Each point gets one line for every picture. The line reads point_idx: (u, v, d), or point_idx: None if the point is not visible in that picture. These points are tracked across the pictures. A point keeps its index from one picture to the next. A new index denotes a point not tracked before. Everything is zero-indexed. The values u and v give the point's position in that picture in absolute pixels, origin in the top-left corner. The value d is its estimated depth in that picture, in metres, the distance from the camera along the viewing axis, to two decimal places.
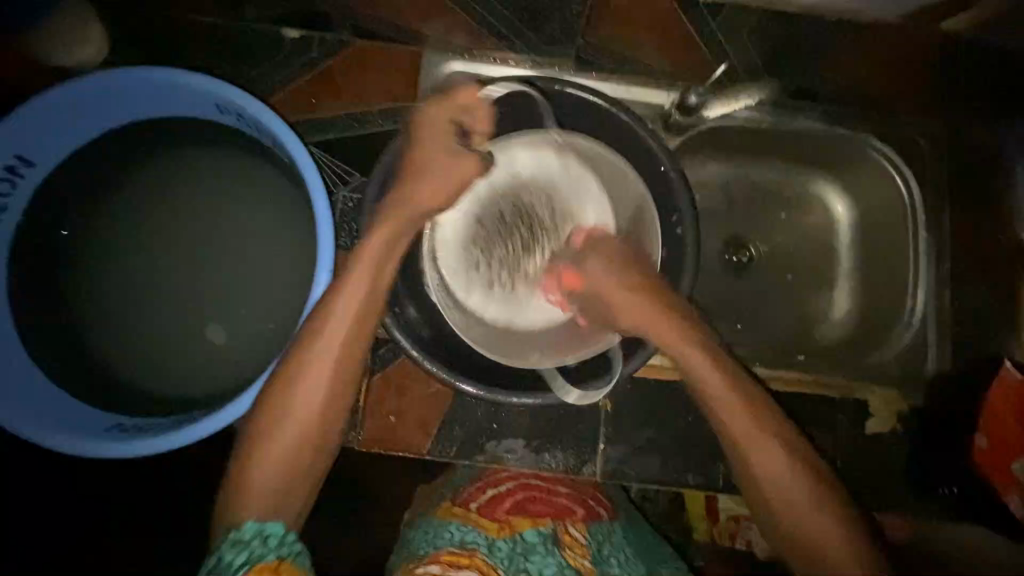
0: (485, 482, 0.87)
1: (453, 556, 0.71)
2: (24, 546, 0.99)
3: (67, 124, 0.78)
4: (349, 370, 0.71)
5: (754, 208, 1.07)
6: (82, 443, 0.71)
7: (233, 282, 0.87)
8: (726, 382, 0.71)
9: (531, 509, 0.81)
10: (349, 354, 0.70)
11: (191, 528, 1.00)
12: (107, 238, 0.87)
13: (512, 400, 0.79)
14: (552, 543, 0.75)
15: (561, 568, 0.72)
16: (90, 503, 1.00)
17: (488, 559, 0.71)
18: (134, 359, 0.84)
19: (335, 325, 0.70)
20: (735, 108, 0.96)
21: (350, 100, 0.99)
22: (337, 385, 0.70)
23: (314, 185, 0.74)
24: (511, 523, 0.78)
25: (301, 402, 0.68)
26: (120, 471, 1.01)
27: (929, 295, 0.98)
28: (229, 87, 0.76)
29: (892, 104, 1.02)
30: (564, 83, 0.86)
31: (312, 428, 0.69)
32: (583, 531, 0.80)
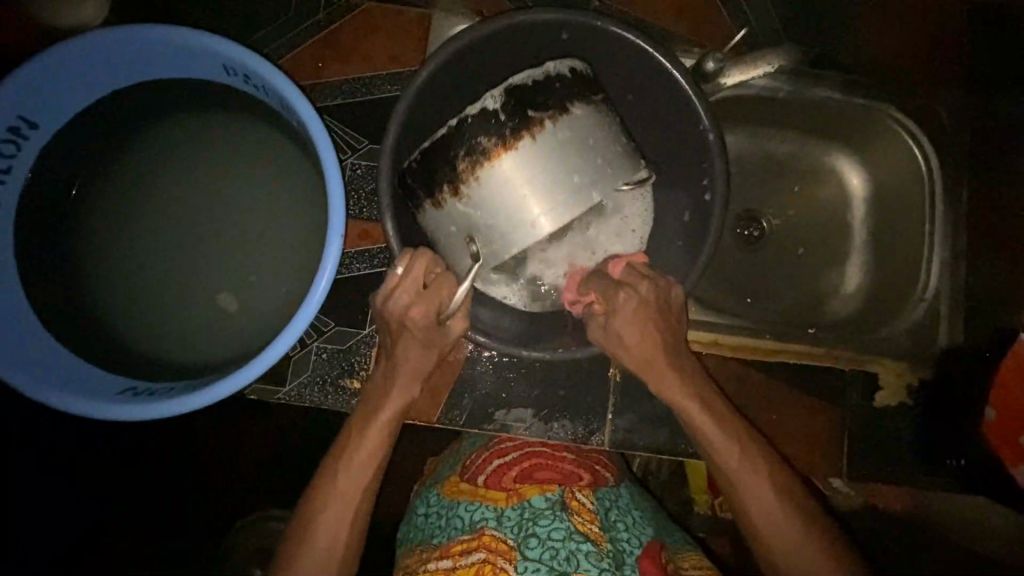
0: (490, 451, 0.87)
1: (463, 543, 0.74)
2: (24, 546, 1.02)
3: (70, 84, 0.76)
4: (373, 470, 0.77)
5: (768, 181, 1.06)
6: (97, 406, 0.72)
7: (242, 248, 0.86)
8: (718, 425, 0.77)
9: (538, 476, 0.83)
10: (372, 456, 0.77)
11: (190, 528, 1.05)
12: (115, 203, 0.86)
13: (522, 352, 0.82)
14: (560, 508, 0.77)
15: (570, 534, 0.74)
16: (90, 504, 1.03)
17: (498, 532, 0.75)
18: (146, 325, 0.84)
19: (363, 438, 0.77)
20: (753, 75, 0.94)
21: (359, 63, 0.97)
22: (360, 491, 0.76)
23: (326, 150, 0.72)
24: (519, 491, 0.80)
25: (331, 512, 0.75)
26: (120, 471, 1.03)
27: (943, 269, 0.96)
28: (235, 46, 0.74)
29: (914, 75, 0.99)
30: (608, 21, 0.79)
31: (344, 527, 0.75)
32: (590, 496, 0.81)
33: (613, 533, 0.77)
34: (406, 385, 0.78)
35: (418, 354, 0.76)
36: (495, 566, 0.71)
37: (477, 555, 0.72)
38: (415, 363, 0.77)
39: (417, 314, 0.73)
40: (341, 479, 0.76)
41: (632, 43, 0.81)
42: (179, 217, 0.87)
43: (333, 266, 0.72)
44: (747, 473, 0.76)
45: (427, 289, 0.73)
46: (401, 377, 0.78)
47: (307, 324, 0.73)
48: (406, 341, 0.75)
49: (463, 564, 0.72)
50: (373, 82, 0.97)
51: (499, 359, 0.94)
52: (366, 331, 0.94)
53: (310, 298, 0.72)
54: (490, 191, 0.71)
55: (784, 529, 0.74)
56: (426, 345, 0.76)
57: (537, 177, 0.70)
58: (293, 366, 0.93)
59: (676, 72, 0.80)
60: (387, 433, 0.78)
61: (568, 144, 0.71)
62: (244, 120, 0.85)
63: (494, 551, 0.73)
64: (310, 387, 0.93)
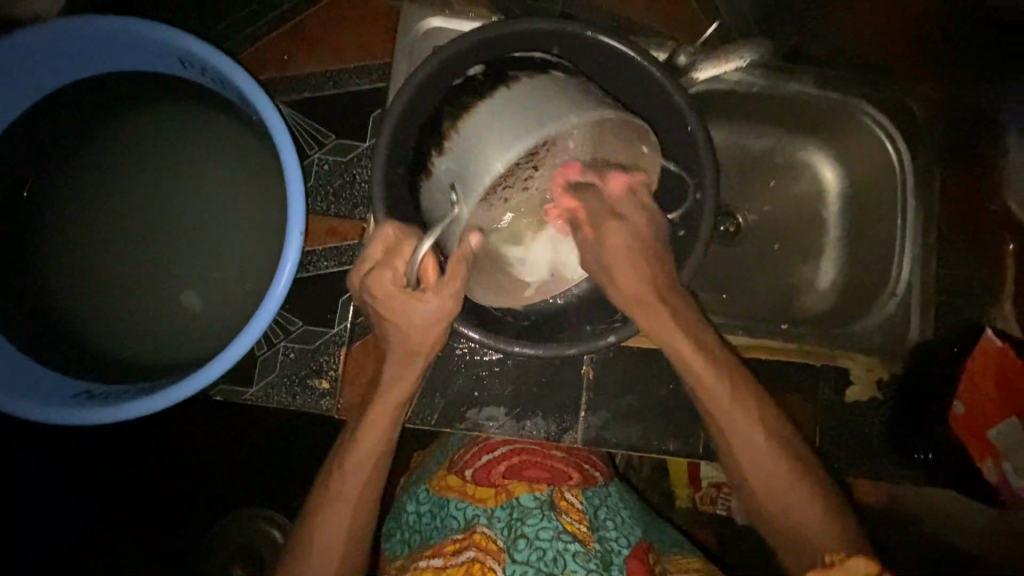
0: (479, 448, 0.87)
1: (454, 542, 0.73)
2: (24, 546, 1.00)
3: (20, 77, 0.74)
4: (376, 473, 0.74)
5: (745, 177, 1.06)
6: (46, 412, 0.70)
7: (209, 244, 0.84)
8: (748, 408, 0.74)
9: (527, 475, 0.82)
10: (376, 460, 0.74)
11: (190, 527, 1.02)
12: (78, 201, 0.83)
13: (513, 348, 0.78)
14: (549, 509, 0.75)
15: (558, 534, 0.72)
16: (90, 503, 1.00)
17: (489, 531, 0.73)
18: (111, 326, 0.82)
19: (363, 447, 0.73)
20: (726, 69, 0.92)
21: (327, 56, 0.95)
22: (360, 499, 0.73)
23: (285, 145, 0.71)
24: (507, 488, 0.79)
25: (329, 523, 0.72)
26: (121, 471, 1.00)
27: (916, 262, 0.96)
28: (189, 38, 0.72)
29: (892, 69, 0.98)
30: (596, 30, 0.81)
31: (342, 536, 0.72)
32: (579, 496, 0.80)
33: (602, 532, 0.76)
34: (403, 364, 0.72)
35: (402, 333, 0.69)
36: (484, 565, 0.70)
37: (466, 554, 0.71)
38: (414, 343, 0.70)
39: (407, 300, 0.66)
40: (349, 472, 0.73)
41: (615, 50, 0.82)
42: (143, 212, 0.84)
43: (293, 264, 0.71)
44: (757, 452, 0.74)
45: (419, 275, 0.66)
46: (395, 360, 0.72)
47: (267, 323, 0.71)
48: (397, 319, 0.68)
49: (455, 563, 0.71)
50: (342, 76, 0.94)
51: (472, 356, 0.93)
52: (334, 331, 0.92)
53: (270, 296, 0.70)
54: (464, 135, 0.70)
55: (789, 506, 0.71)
56: (418, 324, 0.68)
57: (505, 116, 0.68)
58: (261, 367, 0.91)
59: (660, 75, 0.81)
60: (391, 421, 0.74)
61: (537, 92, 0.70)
62: (210, 114, 0.83)
63: (484, 550, 0.71)
64: (278, 388, 0.91)
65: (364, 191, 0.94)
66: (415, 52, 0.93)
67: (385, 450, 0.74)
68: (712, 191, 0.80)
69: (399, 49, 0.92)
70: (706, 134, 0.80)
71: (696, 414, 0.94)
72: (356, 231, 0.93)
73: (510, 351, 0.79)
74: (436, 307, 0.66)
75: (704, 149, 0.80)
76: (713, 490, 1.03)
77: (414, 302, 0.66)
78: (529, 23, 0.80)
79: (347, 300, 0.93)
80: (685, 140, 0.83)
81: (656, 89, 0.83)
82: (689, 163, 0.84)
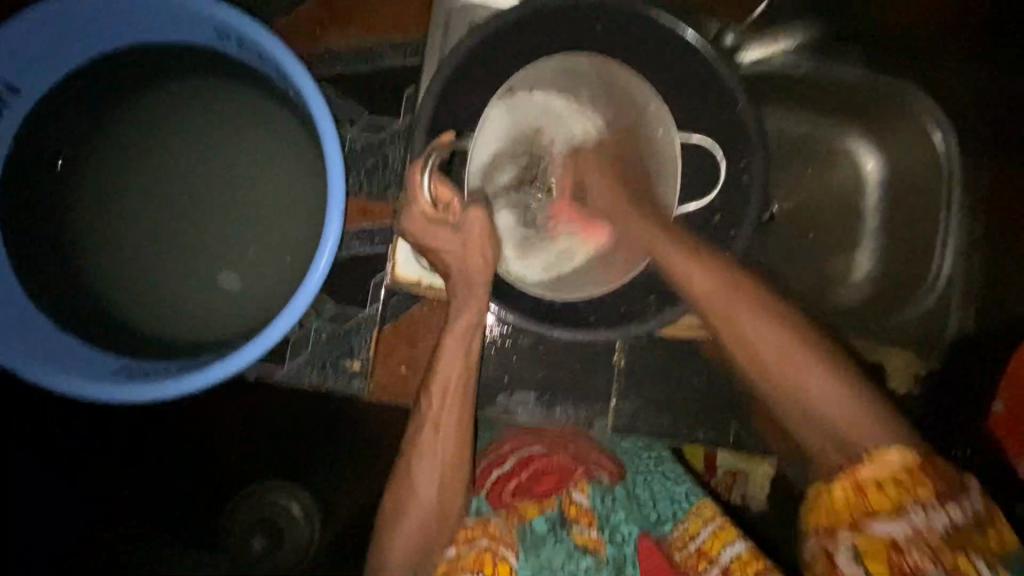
0: (487, 458, 0.82)
1: (465, 531, 0.75)
2: (25, 546, 0.97)
3: (55, 47, 0.72)
4: (463, 426, 0.73)
5: (787, 161, 1.02)
6: (91, 388, 0.70)
7: (242, 221, 0.83)
8: (776, 318, 0.69)
9: (536, 484, 0.78)
10: (463, 414, 0.73)
11: (190, 527, 0.99)
12: (108, 176, 0.82)
13: (553, 333, 0.78)
14: (561, 528, 0.75)
15: (571, 554, 0.74)
16: (90, 504, 0.98)
17: (501, 526, 0.75)
18: (147, 304, 0.82)
19: (439, 392, 0.73)
20: (773, 51, 0.96)
21: (360, 29, 0.92)
22: (452, 452, 0.72)
23: (322, 118, 0.69)
24: (518, 508, 0.76)
25: (422, 481, 0.71)
26: (121, 471, 0.98)
27: (957, 259, 0.93)
28: (225, 8, 0.69)
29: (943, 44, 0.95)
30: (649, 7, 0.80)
31: (436, 495, 0.71)
32: (585, 491, 0.77)
33: (613, 523, 0.75)
34: (473, 288, 0.74)
35: (458, 258, 0.73)
36: (496, 555, 0.73)
37: (478, 544, 0.74)
38: (471, 264, 0.73)
39: (436, 228, 0.72)
40: (439, 410, 0.73)
41: (675, 29, 0.81)
42: (188, 188, 0.83)
43: (334, 243, 0.70)
44: (812, 377, 0.66)
45: (442, 206, 0.73)
46: (460, 286, 0.74)
47: (312, 298, 0.71)
48: (440, 246, 0.73)
49: (468, 552, 0.74)
50: (377, 50, 0.92)
51: (502, 341, 0.92)
52: (365, 312, 0.91)
53: (312, 273, 0.70)
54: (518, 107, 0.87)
55: (813, 380, 0.66)
56: (464, 247, 0.72)
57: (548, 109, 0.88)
58: (291, 348, 0.91)
59: (711, 55, 0.80)
60: (466, 348, 0.74)
61: (535, 110, 0.88)
62: (247, 87, 0.81)
63: (496, 539, 0.74)
64: (309, 368, 0.91)
65: (398, 170, 0.92)
66: (451, 26, 0.90)
67: (466, 380, 0.74)
68: (760, 177, 0.82)
69: (439, 23, 0.89)
70: (759, 117, 0.80)
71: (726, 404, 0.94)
72: (389, 212, 0.92)
73: (546, 333, 0.79)
74: (468, 227, 0.72)
75: (755, 133, 0.81)
76: (730, 478, 0.97)
77: (445, 231, 0.72)
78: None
79: (377, 283, 0.92)
80: (735, 122, 0.83)
81: (706, 69, 0.82)
82: (735, 147, 0.85)
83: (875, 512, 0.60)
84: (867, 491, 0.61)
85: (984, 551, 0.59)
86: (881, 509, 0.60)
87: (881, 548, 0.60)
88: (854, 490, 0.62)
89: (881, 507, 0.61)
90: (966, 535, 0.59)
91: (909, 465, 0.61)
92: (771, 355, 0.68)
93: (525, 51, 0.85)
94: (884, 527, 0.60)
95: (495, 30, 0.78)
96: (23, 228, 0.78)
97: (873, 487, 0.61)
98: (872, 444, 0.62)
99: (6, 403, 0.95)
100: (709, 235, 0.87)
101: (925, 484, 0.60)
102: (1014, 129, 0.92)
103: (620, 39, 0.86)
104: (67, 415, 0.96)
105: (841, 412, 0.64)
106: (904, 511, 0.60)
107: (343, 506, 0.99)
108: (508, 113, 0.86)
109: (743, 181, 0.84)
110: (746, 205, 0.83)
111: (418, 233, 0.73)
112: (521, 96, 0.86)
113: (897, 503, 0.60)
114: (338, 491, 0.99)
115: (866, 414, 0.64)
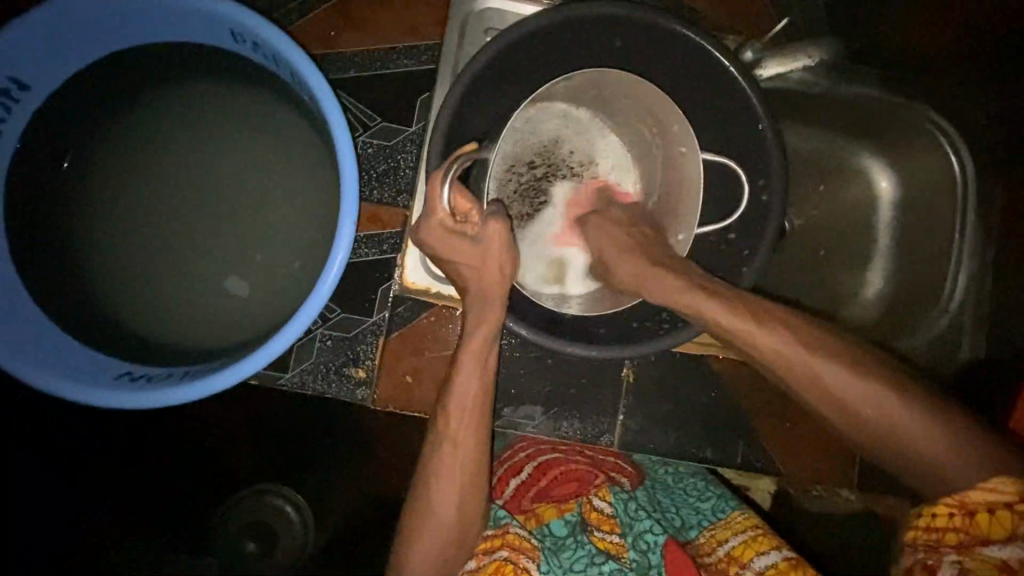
0: (507, 469, 0.83)
1: (485, 542, 0.73)
2: (24, 544, 0.93)
3: (68, 45, 0.71)
4: (479, 442, 0.72)
5: (800, 178, 1.03)
6: (95, 394, 0.68)
7: (251, 225, 0.82)
8: (847, 371, 0.67)
9: (555, 492, 0.78)
10: (479, 432, 0.71)
11: (191, 528, 0.97)
12: (117, 175, 0.81)
13: (566, 349, 0.77)
14: (580, 530, 0.73)
15: (592, 559, 0.71)
16: (91, 502, 0.95)
17: (521, 533, 0.72)
18: (150, 306, 0.81)
19: (455, 411, 0.71)
20: (793, 67, 0.92)
21: (375, 34, 0.91)
22: (468, 469, 0.70)
23: (338, 126, 0.68)
24: (537, 512, 0.76)
25: (440, 503, 0.69)
26: (120, 471, 0.96)
27: (969, 280, 0.91)
28: (241, 10, 0.68)
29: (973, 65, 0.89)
30: (671, 20, 0.79)
31: (452, 515, 0.70)
32: (607, 496, 0.76)
33: (636, 530, 0.73)
34: (485, 299, 0.72)
35: (475, 272, 0.71)
36: (518, 565, 0.69)
37: (499, 553, 0.71)
38: (487, 278, 0.71)
39: (456, 239, 0.70)
40: (457, 427, 0.71)
41: (695, 43, 0.80)
42: (197, 190, 0.82)
43: (345, 251, 0.68)
44: (901, 415, 0.65)
45: (461, 216, 0.70)
46: (475, 299, 0.72)
47: (321, 305, 0.69)
48: (459, 259, 0.71)
49: (487, 563, 0.71)
50: (392, 56, 0.91)
51: (511, 352, 0.91)
52: (372, 320, 0.91)
53: (321, 282, 0.68)
54: (534, 119, 0.88)
55: (903, 422, 0.65)
56: (483, 260, 0.70)
57: (561, 122, 0.90)
58: (297, 354, 0.90)
59: (736, 74, 0.79)
60: (483, 365, 0.72)
61: (556, 119, 0.90)
62: (263, 91, 0.80)
63: (517, 549, 0.71)
64: (313, 375, 0.91)
65: (409, 178, 0.91)
66: (467, 35, 0.89)
67: (483, 393, 0.72)
68: (779, 195, 0.81)
69: (456, 28, 0.88)
70: (778, 135, 0.80)
71: (732, 422, 0.93)
72: (398, 219, 0.91)
73: (560, 350, 0.78)
74: (487, 241, 0.69)
75: (774, 150, 0.80)
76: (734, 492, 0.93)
77: (467, 244, 0.70)
78: (598, 7, 0.78)
79: (386, 291, 0.91)
80: (753, 141, 0.82)
81: (726, 83, 0.82)
82: (753, 164, 0.84)
83: (990, 538, 0.58)
84: (974, 514, 0.60)
85: None
86: (994, 533, 0.58)
87: (997, 574, 0.57)
88: (964, 513, 0.60)
89: (994, 533, 0.58)
90: None
91: (1022, 488, 0.59)
92: (862, 404, 0.67)
93: (545, 62, 0.84)
94: (999, 552, 0.58)
95: (513, 40, 0.77)
96: (23, 234, 0.76)
97: (984, 512, 0.59)
98: (965, 467, 0.62)
99: (5, 403, 0.92)
100: (722, 254, 0.87)
101: None
102: (1014, 128, 0.85)
103: (641, 50, 0.84)
104: (68, 414, 0.94)
105: (940, 449, 0.63)
106: (1018, 536, 0.57)
107: (344, 514, 0.98)
108: (524, 126, 0.88)
109: (762, 201, 0.83)
110: (763, 224, 0.82)
111: (435, 244, 0.71)
112: (537, 107, 0.88)
113: (1010, 528, 0.58)
114: (340, 498, 0.98)
115: (954, 438, 0.63)
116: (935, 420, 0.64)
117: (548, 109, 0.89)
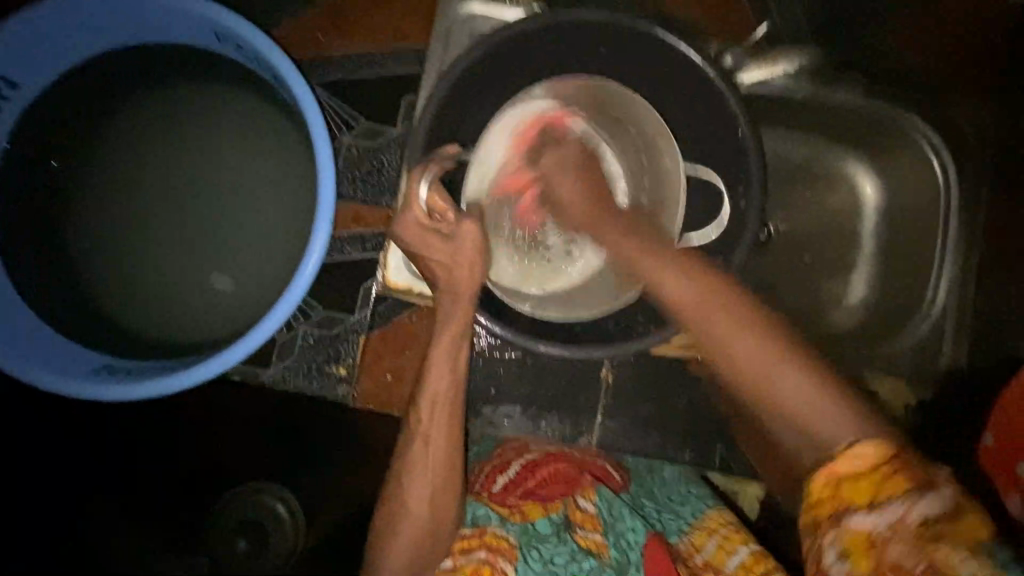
0: (493, 466, 0.81)
1: (465, 538, 0.73)
2: None
3: (57, 46, 0.73)
4: (452, 442, 0.73)
5: (785, 184, 1.03)
6: (70, 385, 0.70)
7: (234, 222, 0.84)
8: (749, 344, 0.62)
9: (541, 491, 0.77)
10: (451, 431, 0.72)
11: (172, 524, 0.98)
12: (102, 174, 0.83)
13: (540, 348, 0.78)
14: (565, 531, 0.74)
15: (573, 556, 0.72)
16: (72, 497, 0.96)
17: (501, 530, 0.73)
18: (133, 302, 0.82)
19: (425, 411, 0.72)
20: (773, 72, 0.94)
21: (360, 39, 0.92)
22: (443, 466, 0.71)
23: (316, 127, 0.69)
24: (522, 508, 0.75)
25: (415, 498, 0.70)
26: (102, 466, 0.97)
27: (951, 287, 0.92)
28: (226, 14, 0.70)
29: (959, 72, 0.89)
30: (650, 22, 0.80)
31: (427, 513, 0.70)
32: (592, 496, 0.76)
33: (618, 528, 0.74)
34: (453, 298, 0.73)
35: (450, 267, 0.72)
36: (495, 569, 0.70)
37: (478, 553, 0.71)
38: (460, 278, 0.72)
39: (431, 235, 0.72)
40: (428, 424, 0.72)
41: (675, 48, 0.81)
42: (181, 189, 0.84)
43: (320, 250, 0.70)
44: (790, 376, 0.59)
45: (437, 215, 0.73)
46: (445, 297, 0.73)
47: (298, 300, 0.71)
48: (434, 254, 0.72)
49: (467, 560, 0.71)
50: (377, 59, 0.92)
51: (490, 352, 0.92)
52: (354, 318, 0.92)
53: (298, 279, 0.70)
54: (527, 119, 0.87)
55: (821, 405, 0.58)
56: (456, 257, 0.72)
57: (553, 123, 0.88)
58: (280, 351, 0.92)
59: (713, 76, 0.80)
60: (453, 364, 0.72)
61: (551, 121, 0.88)
62: (248, 94, 0.82)
63: (494, 550, 0.72)
64: (296, 372, 0.94)
65: (392, 179, 0.92)
66: (451, 38, 0.90)
67: (455, 391, 0.73)
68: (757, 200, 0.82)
69: (439, 33, 0.90)
70: (757, 140, 0.80)
71: (707, 426, 0.94)
72: (381, 219, 0.92)
73: (533, 349, 0.79)
74: (460, 238, 0.71)
75: (753, 154, 0.80)
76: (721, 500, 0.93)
77: (441, 239, 0.71)
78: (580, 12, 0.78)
79: (369, 288, 0.92)
80: (734, 147, 0.83)
81: (704, 88, 0.83)
82: (732, 169, 0.85)
83: (854, 505, 0.56)
84: (843, 485, 0.56)
85: (960, 542, 0.54)
86: (858, 501, 0.56)
87: (862, 541, 0.55)
88: (835, 483, 0.56)
89: (861, 501, 0.56)
90: (946, 525, 0.54)
91: (883, 456, 0.55)
92: (755, 378, 0.61)
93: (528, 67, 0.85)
94: (862, 521, 0.55)
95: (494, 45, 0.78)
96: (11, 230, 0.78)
97: (854, 482, 0.56)
98: (849, 440, 0.56)
99: None
100: None
101: (897, 477, 0.55)
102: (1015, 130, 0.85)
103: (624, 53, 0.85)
104: (53, 410, 0.95)
105: (838, 424, 0.57)
106: (877, 504, 0.55)
107: (326, 511, 0.99)
108: (518, 127, 0.87)
109: (741, 209, 0.83)
110: (741, 228, 0.83)
111: (412, 236, 0.72)
112: (532, 107, 0.87)
113: (873, 497, 0.55)
114: (322, 495, 0.99)
115: (836, 404, 0.58)
116: (811, 375, 0.59)
117: (541, 109, 0.87)
